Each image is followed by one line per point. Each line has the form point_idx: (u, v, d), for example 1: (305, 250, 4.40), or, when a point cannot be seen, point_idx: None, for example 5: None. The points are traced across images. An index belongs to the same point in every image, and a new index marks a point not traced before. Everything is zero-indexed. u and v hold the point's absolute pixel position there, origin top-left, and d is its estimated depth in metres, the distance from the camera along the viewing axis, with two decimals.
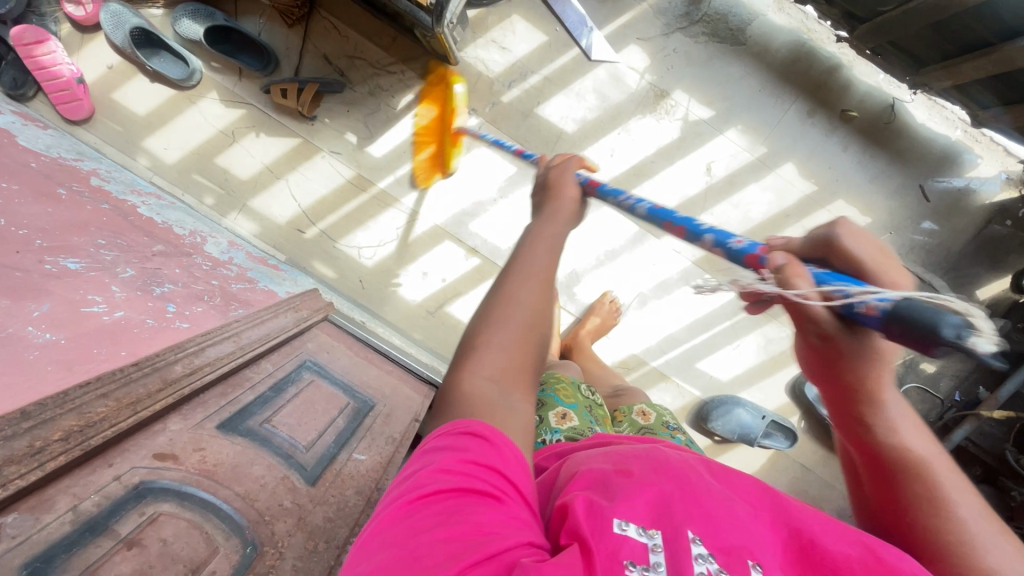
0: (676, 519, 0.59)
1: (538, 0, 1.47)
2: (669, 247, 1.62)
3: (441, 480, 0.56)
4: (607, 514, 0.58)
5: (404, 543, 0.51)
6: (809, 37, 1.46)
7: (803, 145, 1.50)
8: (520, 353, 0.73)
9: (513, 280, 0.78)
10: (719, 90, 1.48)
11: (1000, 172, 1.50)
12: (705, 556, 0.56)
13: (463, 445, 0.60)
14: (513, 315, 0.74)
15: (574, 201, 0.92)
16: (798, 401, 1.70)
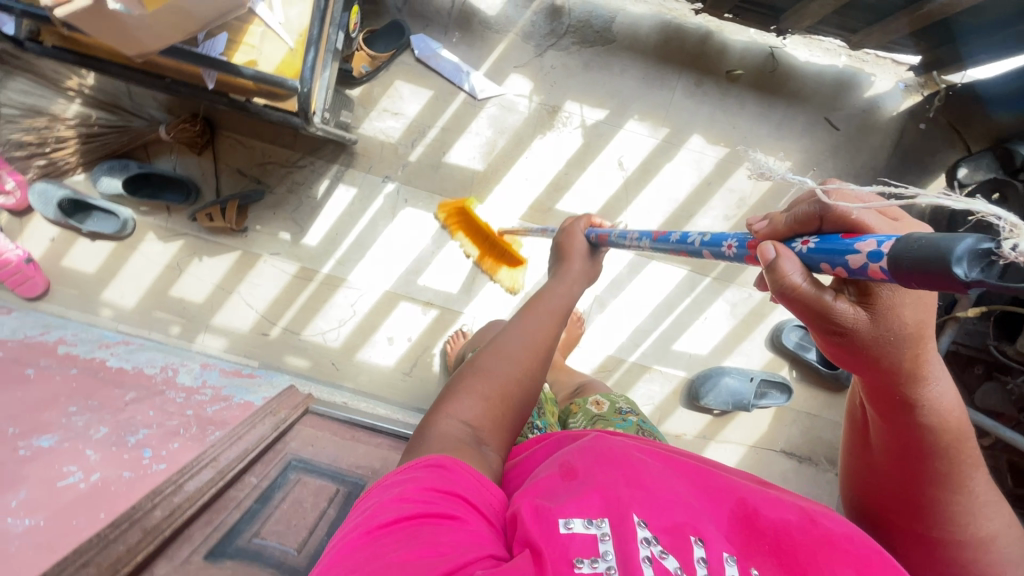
0: (621, 505, 0.59)
1: (412, 60, 1.53)
2: None
3: (400, 507, 0.58)
4: (554, 514, 0.57)
5: (362, 566, 0.52)
6: (674, 15, 1.50)
7: (702, 115, 1.54)
8: (500, 404, 0.79)
9: (507, 338, 0.87)
10: (606, 90, 1.53)
11: (898, 82, 1.53)
12: (650, 539, 0.56)
13: (425, 476, 0.62)
14: (501, 368, 0.82)
15: (582, 265, 1.04)
16: (782, 353, 1.71)
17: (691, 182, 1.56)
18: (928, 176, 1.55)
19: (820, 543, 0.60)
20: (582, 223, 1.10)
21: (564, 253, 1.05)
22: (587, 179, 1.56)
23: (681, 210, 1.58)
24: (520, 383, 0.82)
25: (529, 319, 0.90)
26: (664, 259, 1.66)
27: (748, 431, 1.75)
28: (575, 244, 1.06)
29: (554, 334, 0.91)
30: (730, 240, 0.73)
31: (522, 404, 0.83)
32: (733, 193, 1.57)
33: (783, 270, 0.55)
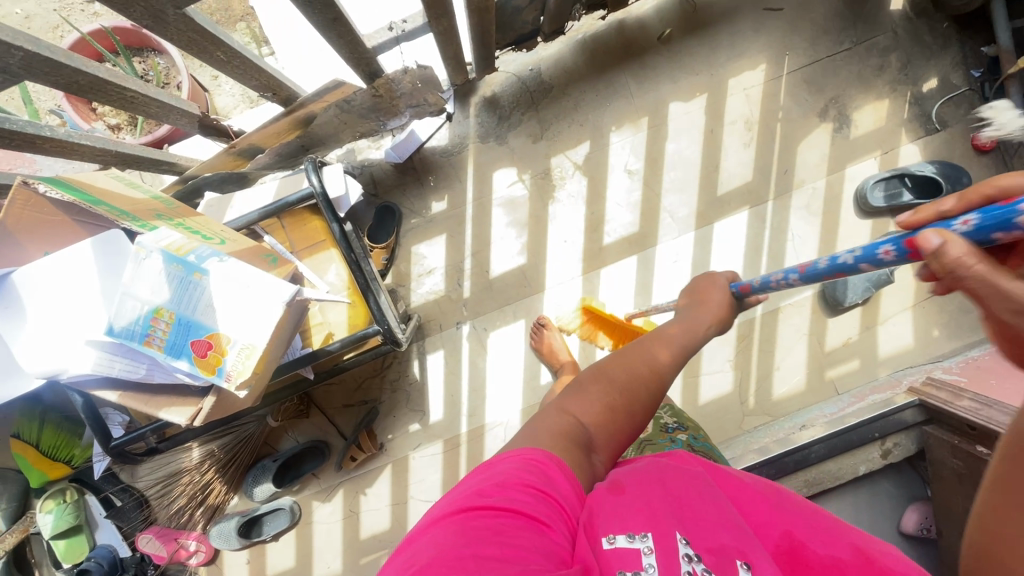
0: (659, 524, 0.67)
1: (416, 223, 1.62)
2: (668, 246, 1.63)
3: (501, 497, 0.61)
4: (601, 530, 0.65)
5: (454, 542, 0.56)
6: (583, 31, 1.57)
7: (665, 85, 1.59)
8: (608, 414, 0.85)
9: (637, 362, 0.92)
10: (577, 127, 1.60)
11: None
12: (693, 557, 0.64)
13: (524, 471, 0.65)
14: (618, 377, 0.89)
15: (721, 313, 1.04)
16: (878, 214, 1.65)
17: (697, 141, 1.61)
18: None
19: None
20: (726, 273, 1.11)
21: (700, 300, 1.06)
22: (616, 203, 1.63)
23: (704, 169, 1.62)
24: (632, 407, 0.88)
25: (651, 346, 0.95)
26: (724, 216, 1.64)
27: (901, 294, 1.73)
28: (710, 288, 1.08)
29: (671, 359, 0.94)
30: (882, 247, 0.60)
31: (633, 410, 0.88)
32: (738, 124, 1.61)
33: (946, 254, 0.50)
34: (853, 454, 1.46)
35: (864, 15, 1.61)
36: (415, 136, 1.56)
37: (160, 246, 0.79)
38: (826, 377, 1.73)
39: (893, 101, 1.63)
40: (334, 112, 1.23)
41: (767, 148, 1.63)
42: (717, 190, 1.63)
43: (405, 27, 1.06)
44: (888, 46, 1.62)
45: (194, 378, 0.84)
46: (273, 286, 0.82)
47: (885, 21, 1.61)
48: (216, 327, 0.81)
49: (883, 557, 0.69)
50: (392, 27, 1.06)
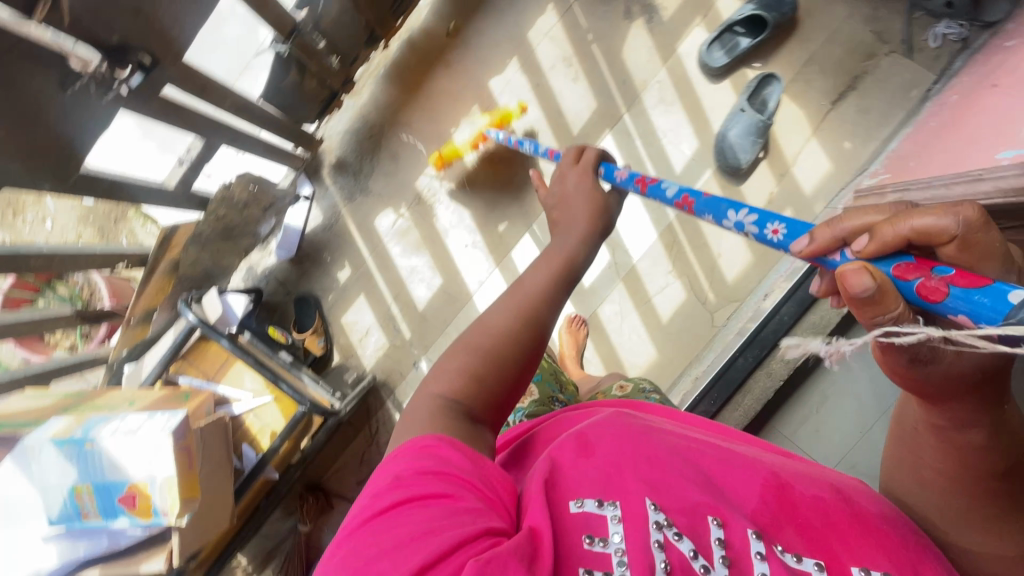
0: (627, 488, 0.63)
1: (336, 298, 1.73)
2: None
3: (396, 492, 0.57)
4: (564, 496, 0.63)
5: (351, 561, 0.52)
6: (383, 63, 1.67)
7: (477, 70, 1.67)
8: (487, 374, 0.75)
9: (513, 300, 0.80)
10: (423, 147, 1.69)
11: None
12: (664, 521, 0.60)
13: (421, 456, 0.60)
14: (495, 326, 0.78)
15: (604, 214, 0.89)
16: (730, 71, 1.67)
17: (532, 101, 1.67)
18: None
19: (844, 524, 0.63)
20: (596, 159, 0.93)
21: (565, 202, 0.91)
22: (491, 189, 1.69)
23: (551, 120, 1.68)
24: (519, 359, 0.77)
25: (525, 281, 0.83)
26: (591, 149, 1.68)
27: (795, 127, 1.70)
28: (577, 180, 0.91)
29: (556, 283, 0.82)
30: (775, 223, 0.61)
31: (518, 354, 0.77)
32: (558, 66, 1.67)
33: (853, 292, 0.47)
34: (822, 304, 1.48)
35: None
36: (293, 227, 1.67)
37: (48, 437, 0.90)
38: None
39: None
40: (191, 247, 1.35)
41: (597, 71, 1.67)
42: (573, 131, 1.68)
43: (190, 155, 1.17)
44: None
45: (142, 527, 0.95)
46: (162, 424, 0.92)
47: None
48: (128, 479, 0.91)
49: (865, 501, 0.69)
50: (178, 159, 1.17)
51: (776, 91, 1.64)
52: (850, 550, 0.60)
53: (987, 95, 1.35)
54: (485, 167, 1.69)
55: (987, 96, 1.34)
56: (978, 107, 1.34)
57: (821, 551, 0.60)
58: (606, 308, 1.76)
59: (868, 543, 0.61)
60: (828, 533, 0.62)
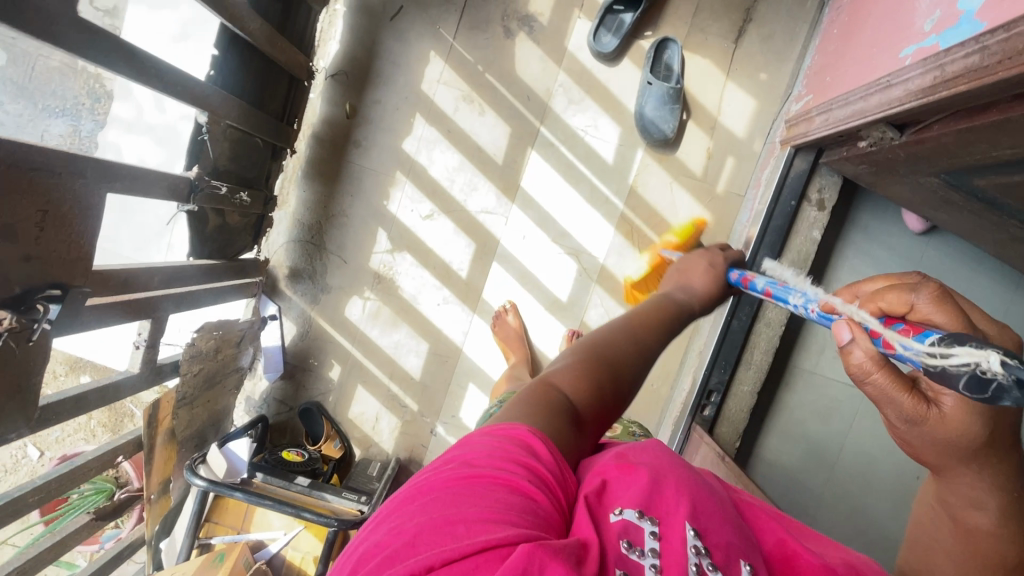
0: (669, 503, 0.53)
1: (337, 397, 1.75)
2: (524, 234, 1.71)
3: (483, 465, 0.47)
4: (603, 507, 0.52)
5: (412, 525, 0.42)
6: (297, 165, 1.68)
7: (387, 139, 1.67)
8: (601, 376, 0.67)
9: (633, 326, 0.75)
10: (365, 229, 1.70)
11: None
12: (701, 549, 0.49)
13: (513, 442, 0.51)
14: (617, 343, 0.72)
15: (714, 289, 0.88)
16: (625, 50, 1.66)
17: (450, 148, 1.68)
18: None
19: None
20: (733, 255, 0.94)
21: (687, 272, 0.91)
22: (443, 245, 1.71)
23: (474, 160, 1.69)
24: (625, 390, 0.69)
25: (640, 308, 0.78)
26: (522, 172, 1.70)
27: (709, 78, 1.67)
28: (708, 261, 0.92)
29: (673, 320, 0.79)
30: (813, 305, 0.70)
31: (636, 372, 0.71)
32: (461, 106, 1.67)
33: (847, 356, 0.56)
34: (793, 238, 1.56)
35: None
36: (272, 348, 1.70)
37: None
38: (720, 194, 1.69)
39: None
40: (180, 412, 1.38)
41: (499, 98, 1.67)
42: (498, 162, 1.69)
43: (144, 337, 1.19)
44: None
45: None
46: None
47: None
48: None
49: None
50: (135, 344, 1.19)
51: (676, 50, 1.62)
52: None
53: None
54: (429, 226, 1.70)
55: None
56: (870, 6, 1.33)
57: None
58: (591, 313, 1.72)
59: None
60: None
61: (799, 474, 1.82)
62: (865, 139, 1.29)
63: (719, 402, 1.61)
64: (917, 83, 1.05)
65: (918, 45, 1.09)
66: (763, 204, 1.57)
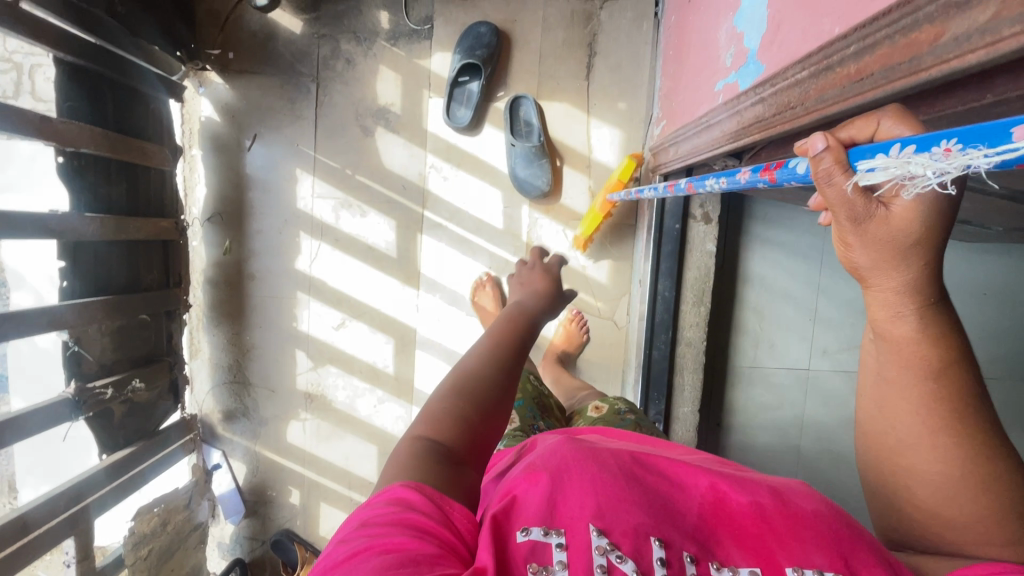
0: (571, 508, 0.51)
1: (303, 519, 1.76)
2: (436, 316, 1.72)
3: (366, 540, 0.45)
4: (510, 525, 0.50)
5: None
6: (201, 311, 1.68)
7: (280, 263, 1.68)
8: (469, 405, 0.64)
9: (494, 356, 0.72)
10: (283, 354, 1.71)
11: (166, 99, 1.47)
12: (607, 545, 0.48)
13: (396, 504, 0.49)
14: (475, 370, 0.69)
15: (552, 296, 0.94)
16: (483, 116, 1.66)
17: (343, 255, 1.69)
18: (276, 27, 1.61)
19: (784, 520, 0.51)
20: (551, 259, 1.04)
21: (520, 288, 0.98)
22: (363, 349, 1.72)
23: (369, 260, 1.69)
24: (498, 412, 0.66)
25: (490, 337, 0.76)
26: (419, 258, 1.70)
27: (572, 120, 1.68)
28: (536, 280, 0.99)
29: (517, 334, 0.77)
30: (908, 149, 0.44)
31: (502, 392, 0.68)
32: (341, 213, 1.67)
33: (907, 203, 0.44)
34: (690, 256, 1.57)
35: (296, 57, 1.62)
36: (226, 494, 1.72)
37: None
38: (614, 227, 1.71)
39: (387, 61, 1.64)
40: None
41: (375, 195, 1.68)
42: (393, 256, 1.70)
43: (72, 554, 1.20)
44: (329, 46, 1.63)
45: None
46: None
47: (303, 39, 1.62)
48: None
49: (800, 497, 0.53)
50: (65, 564, 1.20)
51: (531, 104, 1.63)
52: (783, 545, 0.49)
53: (692, 13, 1.33)
54: (343, 334, 1.71)
55: (693, 15, 1.32)
56: (691, 29, 1.33)
57: (762, 559, 0.49)
58: None
59: (801, 535, 0.49)
60: (764, 534, 0.50)
61: (767, 462, 1.87)
62: (716, 166, 1.30)
63: (665, 429, 1.64)
64: (729, 126, 1.06)
65: (729, 77, 1.09)
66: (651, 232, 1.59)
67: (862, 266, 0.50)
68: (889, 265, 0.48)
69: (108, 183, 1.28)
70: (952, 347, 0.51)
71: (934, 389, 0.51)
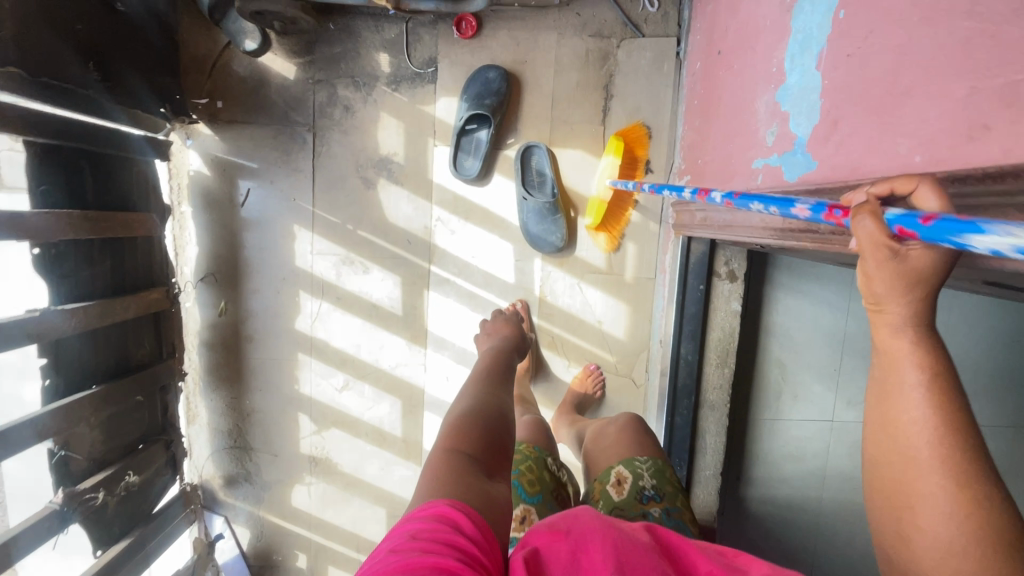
0: (594, 565, 0.51)
1: None
2: (444, 375, 1.63)
3: (414, 550, 0.50)
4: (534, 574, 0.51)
5: None
6: (198, 375, 1.59)
7: (279, 323, 1.59)
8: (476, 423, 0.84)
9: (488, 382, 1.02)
10: (285, 417, 1.63)
11: (155, 161, 1.38)
12: None
13: (441, 525, 0.55)
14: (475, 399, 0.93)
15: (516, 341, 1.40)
16: (491, 165, 1.56)
17: (345, 314, 1.60)
18: (268, 73, 1.49)
19: None
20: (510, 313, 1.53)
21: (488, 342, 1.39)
22: (368, 410, 1.64)
23: (372, 318, 1.60)
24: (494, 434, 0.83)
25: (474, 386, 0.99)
26: (426, 316, 1.61)
27: (587, 167, 1.56)
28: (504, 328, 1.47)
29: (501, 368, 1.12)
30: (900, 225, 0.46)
31: (503, 419, 0.88)
32: (342, 270, 1.57)
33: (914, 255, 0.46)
34: (714, 316, 1.49)
35: (290, 105, 1.51)
36: (230, 561, 1.66)
37: None
38: (631, 280, 1.61)
39: (389, 107, 1.53)
40: None
41: (379, 251, 1.58)
42: (398, 314, 1.60)
43: None
44: (325, 92, 1.51)
45: None
46: None
47: (297, 85, 1.51)
48: None
49: None
50: None
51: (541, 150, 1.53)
52: None
53: (722, 68, 1.22)
54: (348, 395, 1.63)
55: (723, 71, 1.21)
56: (722, 86, 1.22)
57: None
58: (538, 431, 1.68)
59: None
60: None
61: (787, 513, 1.82)
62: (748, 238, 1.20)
63: (686, 492, 1.58)
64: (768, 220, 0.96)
65: (772, 159, 0.98)
66: (672, 292, 1.49)
67: (879, 295, 0.48)
68: (900, 295, 0.47)
69: (90, 264, 1.18)
70: (950, 377, 0.47)
71: (939, 416, 0.46)
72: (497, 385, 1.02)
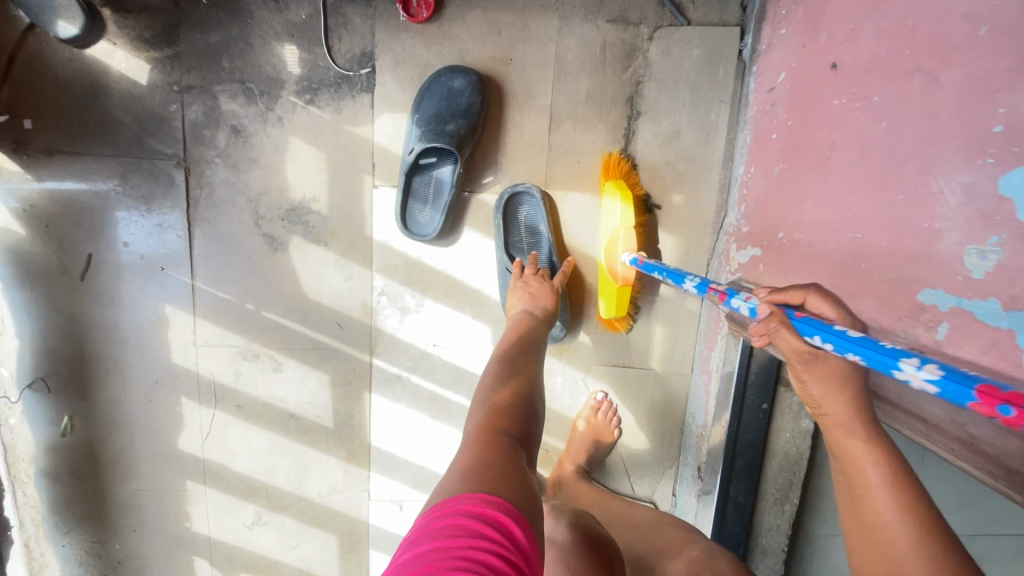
0: None
1: None
2: (397, 504, 1.18)
3: (460, 557, 0.39)
4: None
5: None
6: (40, 514, 1.11)
7: (155, 441, 1.10)
8: (511, 396, 0.66)
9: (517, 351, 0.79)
10: (173, 565, 1.16)
11: None
12: None
13: (490, 524, 0.43)
14: (506, 369, 0.73)
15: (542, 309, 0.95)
16: (460, 216, 1.05)
17: (251, 427, 1.12)
18: (106, 76, 0.95)
19: None
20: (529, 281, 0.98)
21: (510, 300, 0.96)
22: (292, 550, 1.18)
23: (292, 432, 1.12)
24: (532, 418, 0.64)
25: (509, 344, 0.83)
26: (367, 428, 1.14)
27: (597, 219, 1.06)
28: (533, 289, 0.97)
29: (528, 330, 0.88)
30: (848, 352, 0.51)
31: (535, 399, 0.68)
32: (241, 368, 1.08)
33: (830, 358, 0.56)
34: (773, 440, 1.04)
35: (145, 126, 0.98)
36: None
37: None
38: (657, 375, 1.15)
39: (302, 130, 1.00)
40: None
41: (296, 340, 1.08)
42: (328, 425, 1.13)
43: None
44: (200, 105, 0.98)
45: None
46: None
47: (152, 94, 0.97)
48: None
49: None
50: None
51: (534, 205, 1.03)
52: None
53: (838, 97, 0.73)
54: (261, 533, 1.17)
55: (841, 101, 0.72)
56: (836, 127, 0.73)
57: None
58: None
59: None
60: None
61: None
62: None
63: None
64: (980, 436, 0.51)
65: (980, 307, 0.52)
66: (720, 407, 1.05)
67: (817, 398, 0.57)
68: (836, 395, 0.55)
69: None
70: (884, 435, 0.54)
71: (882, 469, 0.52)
72: (527, 349, 0.81)
